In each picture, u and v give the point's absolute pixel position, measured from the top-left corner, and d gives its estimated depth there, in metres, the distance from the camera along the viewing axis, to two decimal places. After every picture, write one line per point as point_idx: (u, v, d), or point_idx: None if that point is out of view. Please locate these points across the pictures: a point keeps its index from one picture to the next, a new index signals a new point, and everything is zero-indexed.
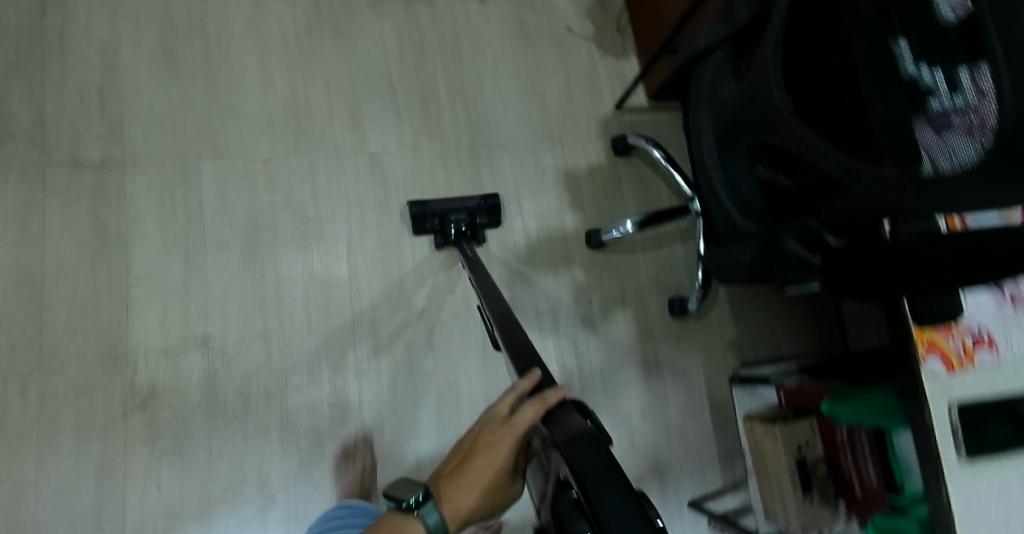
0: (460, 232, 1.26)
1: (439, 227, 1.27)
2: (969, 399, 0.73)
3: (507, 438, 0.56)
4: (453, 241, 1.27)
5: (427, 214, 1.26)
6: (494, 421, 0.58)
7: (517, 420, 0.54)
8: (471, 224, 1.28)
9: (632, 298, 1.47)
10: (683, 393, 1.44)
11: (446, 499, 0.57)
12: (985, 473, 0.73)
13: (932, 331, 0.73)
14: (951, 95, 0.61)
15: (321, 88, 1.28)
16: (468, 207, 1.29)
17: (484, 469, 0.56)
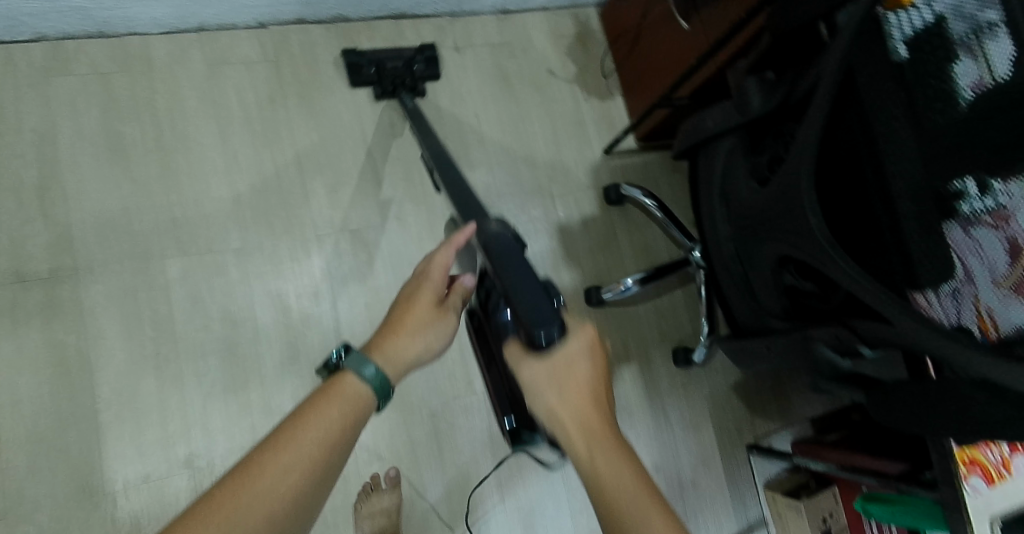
0: (398, 77, 1.23)
1: (376, 75, 1.24)
2: (1009, 513, 0.71)
3: (426, 283, 0.67)
4: (392, 90, 1.24)
5: (364, 64, 1.24)
6: (409, 279, 0.70)
7: (432, 269, 0.68)
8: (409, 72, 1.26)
9: (635, 351, 1.43)
10: (693, 442, 1.42)
11: (377, 350, 0.63)
12: None
13: (973, 448, 0.70)
14: (982, 199, 0.56)
15: (291, 162, 1.18)
16: (405, 57, 1.27)
17: (414, 319, 0.65)
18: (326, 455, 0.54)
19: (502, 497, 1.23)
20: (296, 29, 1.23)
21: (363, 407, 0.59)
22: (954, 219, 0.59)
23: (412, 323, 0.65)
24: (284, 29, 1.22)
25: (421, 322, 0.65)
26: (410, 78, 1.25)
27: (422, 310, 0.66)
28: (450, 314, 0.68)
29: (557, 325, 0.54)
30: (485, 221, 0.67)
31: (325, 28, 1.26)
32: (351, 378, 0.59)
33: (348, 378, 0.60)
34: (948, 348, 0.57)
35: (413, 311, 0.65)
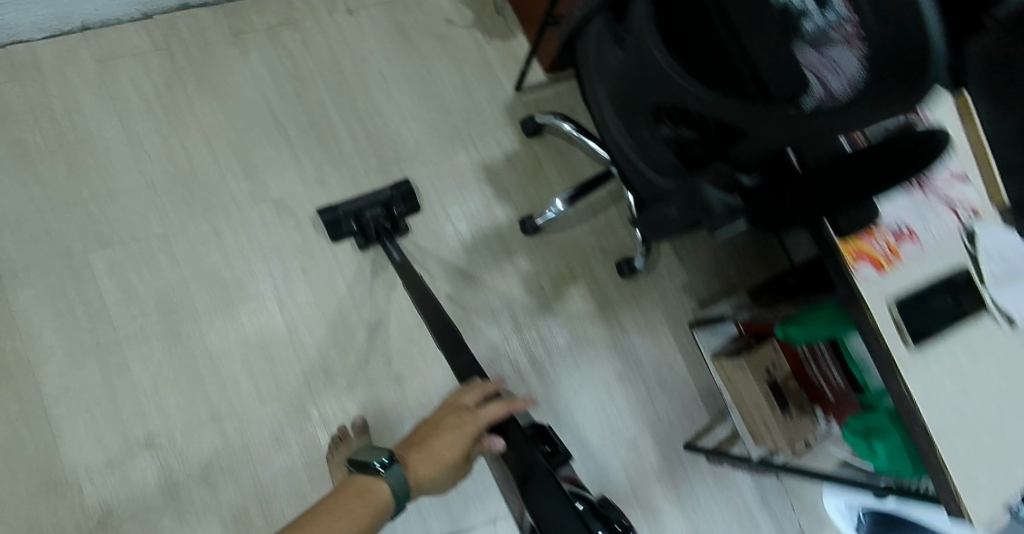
0: (381, 227, 1.19)
1: (357, 227, 1.20)
2: (901, 295, 0.75)
3: (469, 423, 0.77)
4: (376, 238, 1.20)
5: (342, 217, 1.19)
6: (455, 411, 0.79)
7: (480, 415, 0.77)
8: (389, 213, 1.22)
9: (580, 273, 1.46)
10: (652, 347, 1.46)
11: (410, 467, 0.73)
12: (935, 355, 0.75)
13: (855, 239, 0.75)
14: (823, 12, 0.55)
15: (200, 142, 1.19)
16: (382, 198, 1.22)
17: (442, 445, 0.75)
18: None
19: None
20: (183, 15, 1.25)
21: (381, 514, 0.66)
22: (802, 39, 0.59)
23: (438, 447, 0.75)
24: (169, 17, 1.24)
25: (446, 454, 0.75)
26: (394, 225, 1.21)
27: (450, 444, 0.76)
28: (470, 436, 0.76)
29: None
30: (534, 456, 0.69)
31: (211, 11, 1.28)
32: (382, 484, 0.67)
33: (380, 483, 0.67)
34: (786, 132, 0.61)
35: (446, 443, 0.76)
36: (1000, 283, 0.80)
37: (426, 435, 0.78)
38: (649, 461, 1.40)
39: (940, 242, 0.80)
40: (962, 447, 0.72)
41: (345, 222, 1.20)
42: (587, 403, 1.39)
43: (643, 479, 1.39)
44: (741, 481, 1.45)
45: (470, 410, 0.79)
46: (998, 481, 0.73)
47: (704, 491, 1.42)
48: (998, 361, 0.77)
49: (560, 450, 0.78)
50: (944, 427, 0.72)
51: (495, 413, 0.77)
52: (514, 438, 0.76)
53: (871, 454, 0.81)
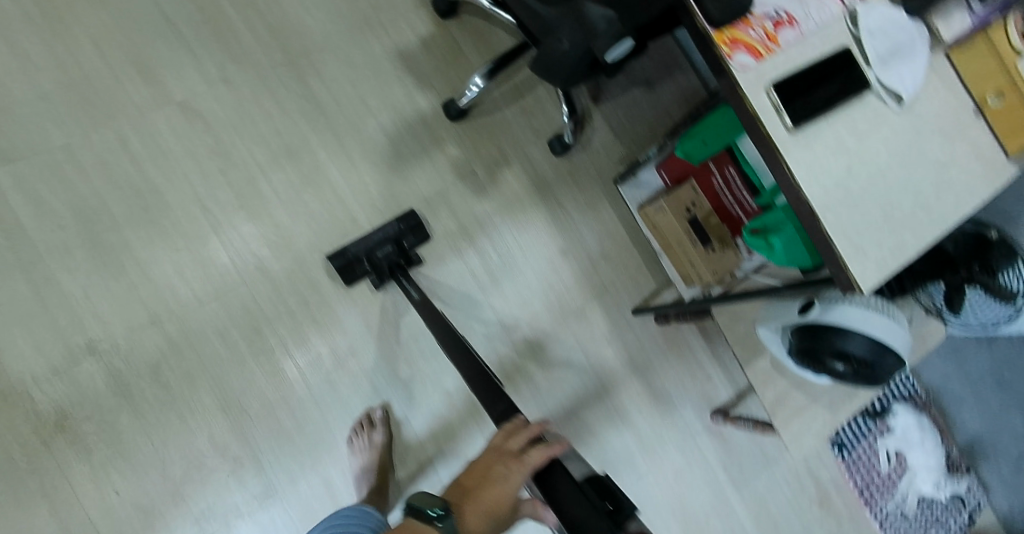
0: (393, 263, 1.22)
1: (371, 268, 1.23)
2: (782, 76, 0.74)
3: (518, 469, 0.68)
4: (390, 275, 1.23)
5: (355, 261, 1.22)
6: (500, 449, 0.72)
7: (529, 456, 0.68)
8: (400, 251, 1.25)
9: (514, 154, 1.43)
10: (593, 220, 1.47)
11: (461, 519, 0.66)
12: (818, 135, 0.75)
13: (729, 28, 0.74)
14: None
15: (89, 48, 1.13)
16: (391, 236, 1.24)
17: (489, 493, 0.68)
18: None
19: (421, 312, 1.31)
20: None
21: None
22: None
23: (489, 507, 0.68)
24: None
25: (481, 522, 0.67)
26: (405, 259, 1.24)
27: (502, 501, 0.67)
28: (512, 478, 0.68)
29: None
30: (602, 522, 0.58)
31: None
32: None
33: None
34: None
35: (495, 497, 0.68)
36: (887, 62, 0.77)
37: (472, 478, 0.71)
38: (597, 327, 1.45)
39: (824, 24, 0.78)
40: (848, 219, 0.74)
41: (358, 265, 1.23)
42: (533, 280, 1.42)
43: (593, 344, 1.45)
44: (692, 338, 1.50)
45: (518, 454, 0.70)
46: (885, 251, 0.75)
47: (655, 350, 1.48)
48: (884, 138, 0.77)
49: (624, 505, 0.63)
50: (827, 204, 0.74)
51: (542, 460, 0.68)
52: (560, 488, 0.64)
53: (768, 248, 0.84)
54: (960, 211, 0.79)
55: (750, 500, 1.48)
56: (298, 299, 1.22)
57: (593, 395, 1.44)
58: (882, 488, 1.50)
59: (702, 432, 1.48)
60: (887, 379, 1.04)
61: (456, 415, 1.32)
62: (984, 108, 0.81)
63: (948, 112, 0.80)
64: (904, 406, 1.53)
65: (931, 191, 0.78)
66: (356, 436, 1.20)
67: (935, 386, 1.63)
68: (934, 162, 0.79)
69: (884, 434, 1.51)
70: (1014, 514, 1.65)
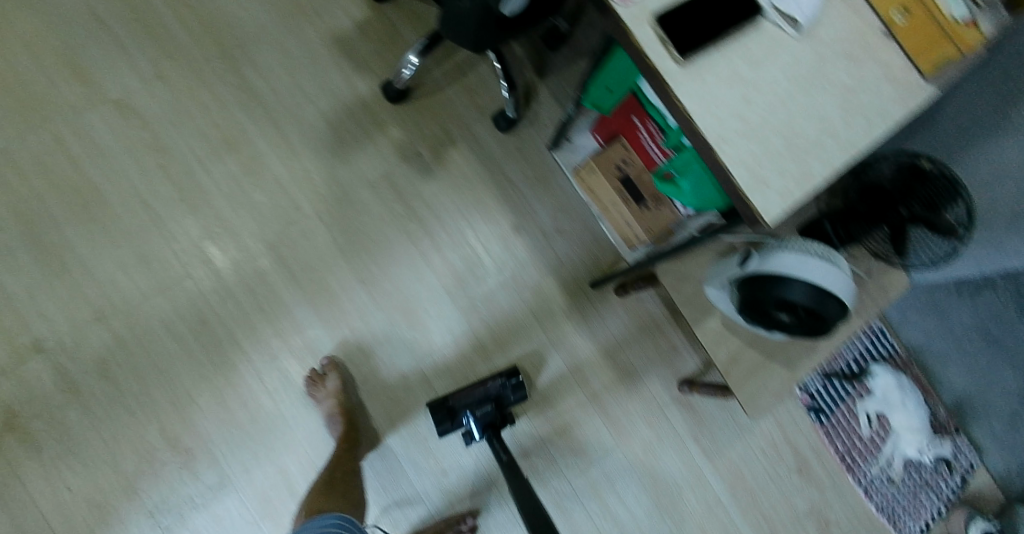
0: (489, 425, 1.20)
1: (462, 425, 1.21)
2: (667, 8, 0.72)
3: None
4: (484, 437, 1.20)
5: (447, 412, 1.22)
6: None
7: None
8: (499, 410, 1.22)
9: (459, 134, 1.43)
10: (544, 194, 1.45)
11: None
12: (709, 66, 0.73)
13: None
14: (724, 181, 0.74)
15: (22, 54, 1.16)
16: (492, 394, 1.23)
17: None
18: None
19: (372, 296, 1.32)
20: None
21: None
22: None
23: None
24: None
25: None
26: (502, 419, 1.22)
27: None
28: None
29: None
30: None
31: None
32: None
33: None
34: None
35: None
36: None
37: None
38: (555, 303, 1.43)
39: None
40: (748, 152, 0.72)
41: (450, 417, 1.22)
42: (486, 260, 1.41)
43: (552, 320, 1.43)
44: (655, 309, 1.46)
45: None
46: (789, 181, 0.72)
47: (617, 323, 1.45)
48: (782, 66, 0.75)
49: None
50: (723, 134, 0.72)
51: None
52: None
53: (677, 192, 0.82)
54: (871, 137, 0.76)
55: (725, 470, 1.45)
56: (243, 286, 1.23)
57: (554, 371, 1.41)
58: (863, 452, 1.47)
59: (670, 404, 1.44)
60: (832, 331, 1.02)
61: (411, 398, 1.31)
62: (892, 27, 0.78)
63: (854, 36, 0.77)
64: (884, 367, 1.46)
65: (839, 120, 0.75)
66: (313, 388, 1.20)
67: (919, 345, 1.56)
68: (840, 86, 0.76)
69: (862, 396, 1.47)
70: (1011, 475, 1.53)
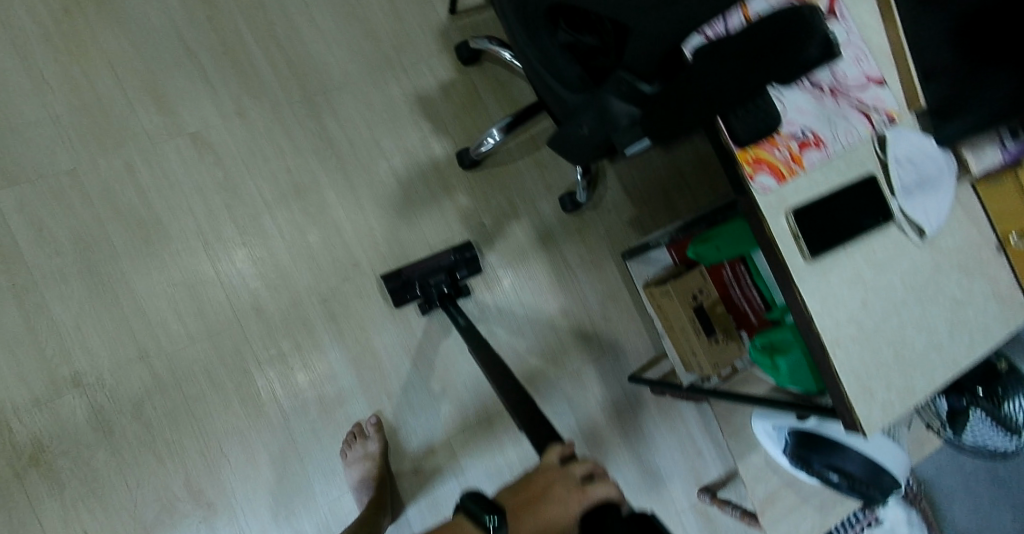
0: (444, 294, 1.23)
1: (421, 295, 1.23)
2: (803, 204, 0.72)
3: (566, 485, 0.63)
4: (439, 305, 1.23)
5: (407, 284, 1.23)
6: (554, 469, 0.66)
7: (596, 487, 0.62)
8: (453, 281, 1.25)
9: (523, 208, 1.41)
10: (597, 280, 1.45)
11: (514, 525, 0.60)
12: (835, 266, 0.72)
13: (754, 148, 0.71)
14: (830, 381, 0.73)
15: (107, 75, 1.13)
16: (447, 263, 1.25)
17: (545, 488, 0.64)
18: None
19: (416, 366, 1.27)
20: None
21: None
22: None
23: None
24: None
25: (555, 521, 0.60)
26: (457, 289, 1.25)
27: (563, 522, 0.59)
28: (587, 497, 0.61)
29: None
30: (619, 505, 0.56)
31: None
32: None
33: None
34: None
35: (554, 513, 0.61)
36: (911, 192, 0.76)
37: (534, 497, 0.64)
38: (591, 392, 1.42)
39: (850, 148, 0.75)
40: (859, 360, 0.72)
41: (409, 289, 1.23)
42: (530, 338, 1.40)
43: (586, 408, 1.41)
44: (685, 411, 1.47)
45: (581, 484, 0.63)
46: (893, 394, 0.72)
47: (646, 419, 1.45)
48: (902, 272, 0.75)
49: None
50: (839, 337, 0.71)
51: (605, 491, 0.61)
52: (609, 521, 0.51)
53: (773, 368, 0.80)
54: (971, 353, 0.77)
55: None
56: (290, 340, 1.20)
57: None
58: None
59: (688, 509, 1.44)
60: (882, 501, 1.02)
61: (438, 474, 1.28)
62: (1006, 245, 0.81)
63: (968, 248, 0.79)
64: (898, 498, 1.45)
65: (947, 332, 0.76)
66: (350, 447, 1.16)
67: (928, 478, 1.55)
68: (950, 299, 0.77)
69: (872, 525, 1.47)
70: None
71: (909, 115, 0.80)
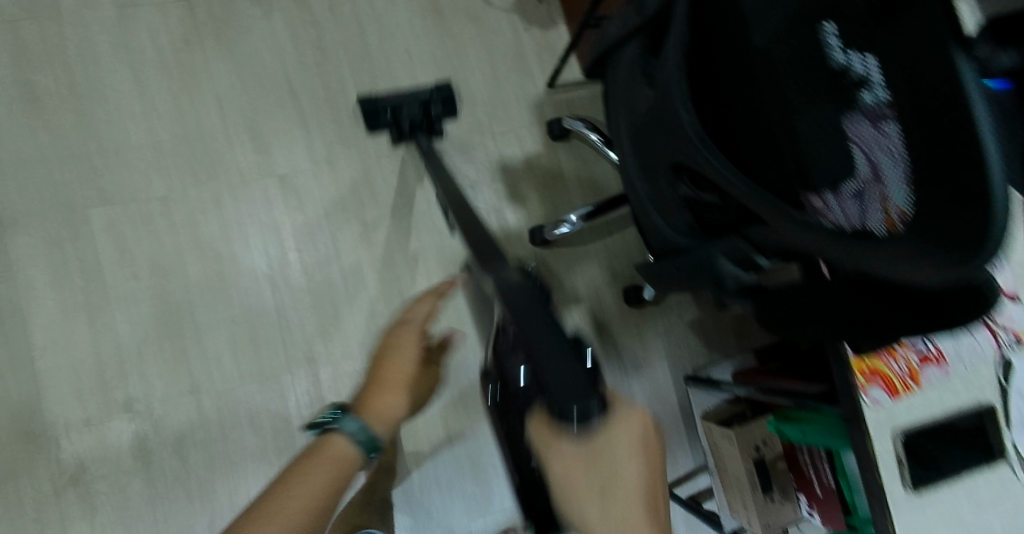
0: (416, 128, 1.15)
1: (392, 119, 1.15)
2: (912, 426, 0.66)
3: (411, 341, 0.84)
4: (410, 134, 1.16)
5: (378, 108, 1.14)
6: (400, 327, 0.87)
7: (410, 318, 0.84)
8: (426, 113, 1.18)
9: (587, 292, 1.37)
10: (651, 379, 1.37)
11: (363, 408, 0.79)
12: (935, 500, 0.66)
13: (871, 357, 0.66)
14: None
15: (212, 107, 1.16)
16: (422, 99, 1.16)
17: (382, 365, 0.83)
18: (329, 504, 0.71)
19: (451, 441, 1.24)
20: None
21: (350, 466, 0.76)
22: (857, 109, 0.49)
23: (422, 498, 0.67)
24: None
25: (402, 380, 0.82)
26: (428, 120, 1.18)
27: (408, 361, 0.82)
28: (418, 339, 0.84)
29: (595, 400, 0.46)
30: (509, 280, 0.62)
31: None
32: (341, 437, 0.77)
33: (337, 439, 0.77)
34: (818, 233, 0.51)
35: (397, 364, 0.82)
36: None
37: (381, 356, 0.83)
38: None
39: (971, 370, 0.69)
40: None
41: (380, 116, 1.15)
42: None
43: None
44: None
45: (410, 326, 0.87)
46: None
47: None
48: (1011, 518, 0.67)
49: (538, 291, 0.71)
50: None
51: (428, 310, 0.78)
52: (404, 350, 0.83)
53: None
54: None
55: None
56: (333, 394, 1.17)
57: None
58: None
59: None
60: None
61: None
62: None
63: None
64: None
65: None
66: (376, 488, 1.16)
67: None
68: None
69: None
70: None
71: None
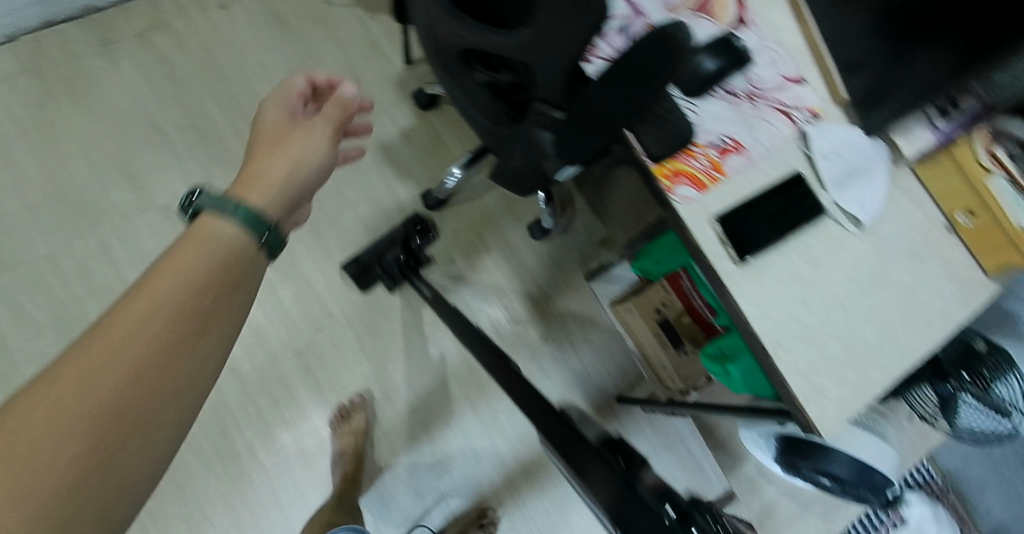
0: (403, 264, 1.19)
1: (384, 274, 1.20)
2: (727, 210, 0.73)
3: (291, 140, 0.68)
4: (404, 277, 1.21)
5: (370, 268, 1.20)
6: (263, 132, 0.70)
7: (268, 113, 0.72)
8: (410, 253, 1.19)
9: (493, 241, 1.43)
10: (576, 304, 1.43)
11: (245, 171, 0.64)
12: (767, 266, 0.72)
13: (671, 161, 0.73)
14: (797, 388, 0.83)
15: (80, 161, 1.23)
16: (399, 237, 1.18)
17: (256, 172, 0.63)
18: (288, 187, 0.64)
19: (397, 409, 1.32)
20: (47, 32, 1.27)
21: (234, 256, 0.54)
22: None
23: (269, 179, 0.62)
24: (34, 37, 1.26)
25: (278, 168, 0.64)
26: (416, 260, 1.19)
27: (281, 168, 0.64)
28: (321, 132, 0.71)
29: None
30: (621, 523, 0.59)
31: (76, 23, 1.28)
32: (214, 226, 0.54)
33: (214, 226, 0.54)
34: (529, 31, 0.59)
35: (272, 165, 0.64)
36: (843, 185, 0.75)
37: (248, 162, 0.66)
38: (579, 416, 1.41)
39: (772, 148, 0.76)
40: (803, 356, 0.71)
41: (372, 270, 1.21)
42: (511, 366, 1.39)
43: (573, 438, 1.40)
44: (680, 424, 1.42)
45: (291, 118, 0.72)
46: (845, 389, 0.72)
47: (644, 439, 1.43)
48: (842, 264, 0.75)
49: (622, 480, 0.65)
50: (780, 339, 0.71)
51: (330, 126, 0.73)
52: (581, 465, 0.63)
53: (725, 375, 0.80)
54: (928, 342, 0.76)
55: None
56: (262, 390, 1.27)
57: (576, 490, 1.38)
58: None
59: None
60: (877, 501, 1.00)
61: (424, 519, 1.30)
62: (956, 225, 0.80)
63: (911, 232, 0.79)
64: (919, 496, 1.42)
65: (900, 324, 0.75)
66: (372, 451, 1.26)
67: (952, 469, 1.51)
68: (901, 286, 0.76)
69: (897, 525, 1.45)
70: None
71: (834, 107, 0.78)
